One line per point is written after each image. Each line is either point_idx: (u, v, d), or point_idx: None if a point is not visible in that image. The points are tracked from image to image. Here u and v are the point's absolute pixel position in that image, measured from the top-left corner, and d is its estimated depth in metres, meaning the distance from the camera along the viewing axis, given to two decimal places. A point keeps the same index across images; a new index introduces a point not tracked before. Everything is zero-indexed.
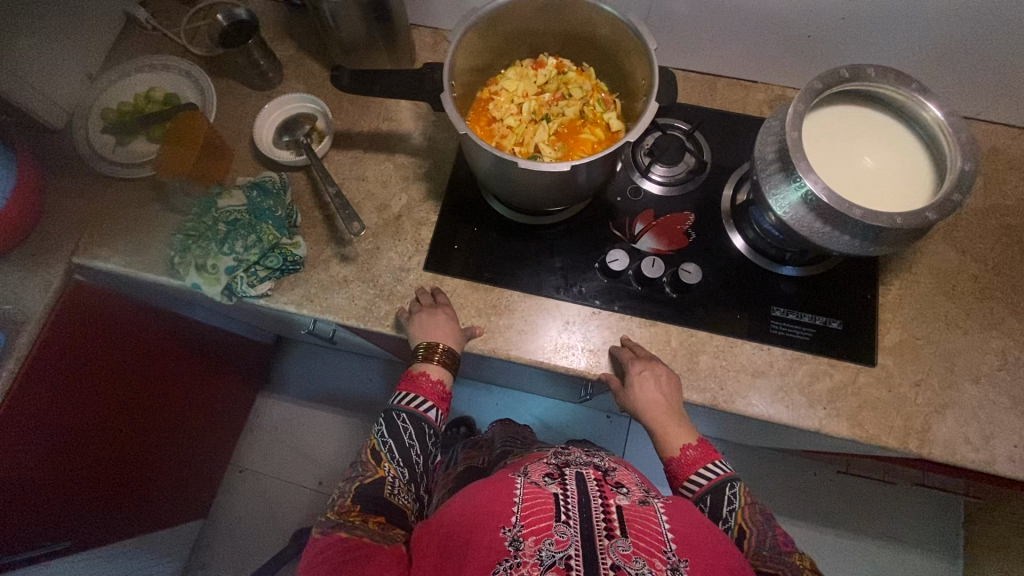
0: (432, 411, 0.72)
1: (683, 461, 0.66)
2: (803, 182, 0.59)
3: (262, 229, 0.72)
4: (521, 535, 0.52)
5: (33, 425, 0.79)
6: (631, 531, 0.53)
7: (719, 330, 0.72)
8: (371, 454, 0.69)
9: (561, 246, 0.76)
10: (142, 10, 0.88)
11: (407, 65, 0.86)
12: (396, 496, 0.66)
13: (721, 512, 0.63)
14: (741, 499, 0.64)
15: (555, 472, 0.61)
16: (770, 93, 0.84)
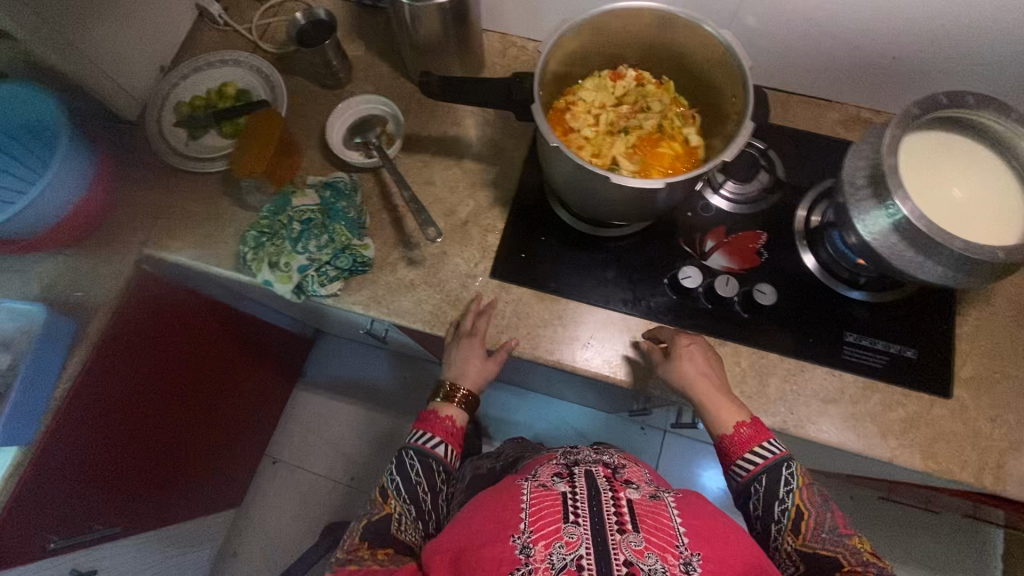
0: (441, 448, 0.72)
1: (737, 440, 0.63)
2: (897, 209, 0.58)
3: (335, 229, 0.73)
4: (530, 540, 0.54)
5: (96, 413, 0.80)
6: (642, 525, 0.56)
7: (790, 353, 0.71)
8: (379, 489, 0.70)
9: (631, 259, 0.76)
10: (216, 6, 0.88)
11: (477, 71, 0.86)
12: (401, 533, 0.67)
13: (776, 495, 0.61)
14: (799, 481, 0.62)
15: (563, 472, 0.65)
16: (844, 113, 0.83)
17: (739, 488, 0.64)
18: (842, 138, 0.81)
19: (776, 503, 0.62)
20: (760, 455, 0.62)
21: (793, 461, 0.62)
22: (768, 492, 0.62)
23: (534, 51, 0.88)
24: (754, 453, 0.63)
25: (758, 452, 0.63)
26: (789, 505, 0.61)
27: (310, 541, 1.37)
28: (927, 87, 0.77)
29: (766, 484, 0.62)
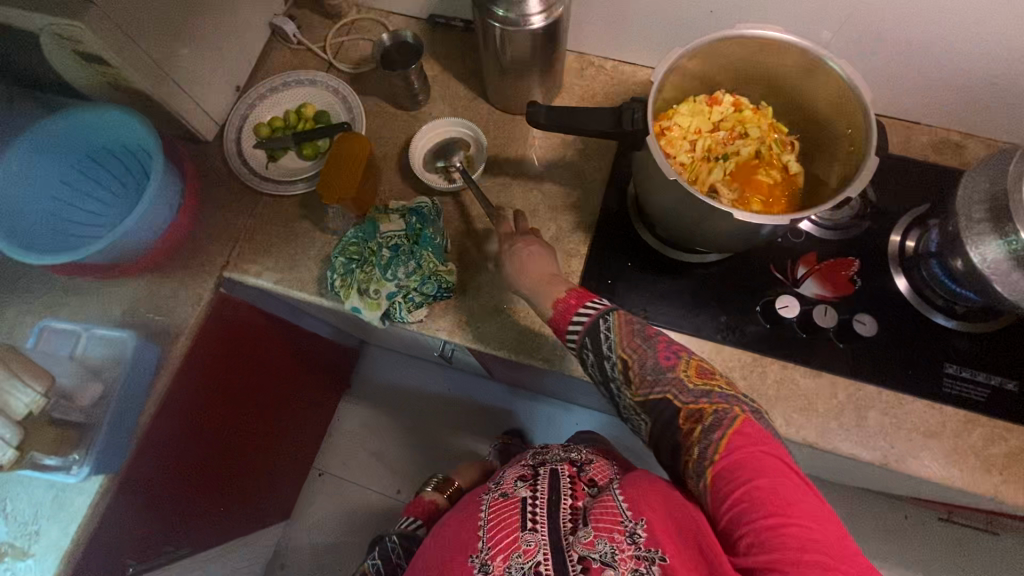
0: (420, 526, 0.92)
1: (565, 311, 0.65)
2: (1017, 239, 0.57)
3: (423, 256, 0.71)
4: (488, 557, 0.62)
5: (172, 438, 0.79)
6: (591, 517, 0.62)
7: (889, 384, 0.69)
8: (362, 569, 0.84)
9: (721, 286, 0.74)
10: (290, 24, 0.87)
11: (556, 91, 0.85)
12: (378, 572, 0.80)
13: (602, 345, 0.63)
14: (615, 322, 0.63)
15: (528, 477, 0.73)
16: (933, 136, 0.81)
17: (662, 369, 0.61)
18: (932, 161, 0.80)
19: (659, 367, 0.61)
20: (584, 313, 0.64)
21: (610, 314, 0.63)
22: (659, 356, 0.62)
23: (611, 70, 0.87)
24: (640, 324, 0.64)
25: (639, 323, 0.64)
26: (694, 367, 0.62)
27: (358, 556, 1.36)
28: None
29: (634, 352, 0.63)
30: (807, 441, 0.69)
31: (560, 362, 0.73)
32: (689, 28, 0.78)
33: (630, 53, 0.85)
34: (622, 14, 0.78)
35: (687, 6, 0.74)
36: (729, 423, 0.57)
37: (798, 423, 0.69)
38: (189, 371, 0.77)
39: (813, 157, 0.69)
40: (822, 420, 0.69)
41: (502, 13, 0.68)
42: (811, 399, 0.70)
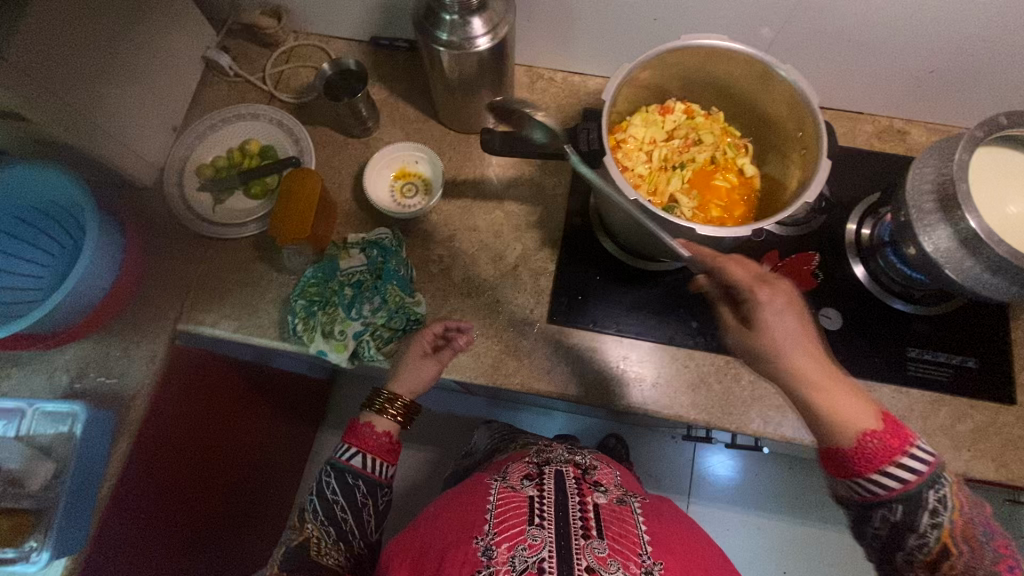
0: (357, 459, 0.69)
1: (863, 454, 0.49)
2: (965, 225, 0.58)
3: (387, 290, 0.69)
4: (494, 543, 0.58)
5: (133, 499, 0.73)
6: (606, 532, 0.60)
7: (858, 374, 0.71)
8: (298, 515, 0.70)
9: (688, 293, 0.75)
10: (224, 57, 0.83)
11: (508, 106, 0.83)
12: (322, 557, 0.67)
13: (927, 499, 0.48)
14: (953, 486, 0.49)
15: (533, 475, 0.69)
16: (877, 125, 0.84)
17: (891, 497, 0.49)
18: (878, 150, 0.82)
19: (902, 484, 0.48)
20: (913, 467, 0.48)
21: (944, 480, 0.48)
22: (913, 509, 0.49)
23: (562, 82, 0.86)
24: (886, 472, 0.49)
25: (897, 468, 0.48)
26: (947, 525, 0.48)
27: None
28: (959, 97, 0.78)
29: (906, 513, 0.49)
30: (787, 438, 0.70)
31: (537, 384, 0.72)
32: (636, 36, 0.78)
33: (580, 63, 0.85)
34: (568, 26, 0.77)
35: (631, 16, 0.74)
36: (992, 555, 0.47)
37: (776, 420, 0.70)
38: (149, 434, 0.73)
39: (768, 159, 0.70)
40: (798, 416, 0.70)
41: (445, 37, 0.66)
42: (786, 396, 0.71)
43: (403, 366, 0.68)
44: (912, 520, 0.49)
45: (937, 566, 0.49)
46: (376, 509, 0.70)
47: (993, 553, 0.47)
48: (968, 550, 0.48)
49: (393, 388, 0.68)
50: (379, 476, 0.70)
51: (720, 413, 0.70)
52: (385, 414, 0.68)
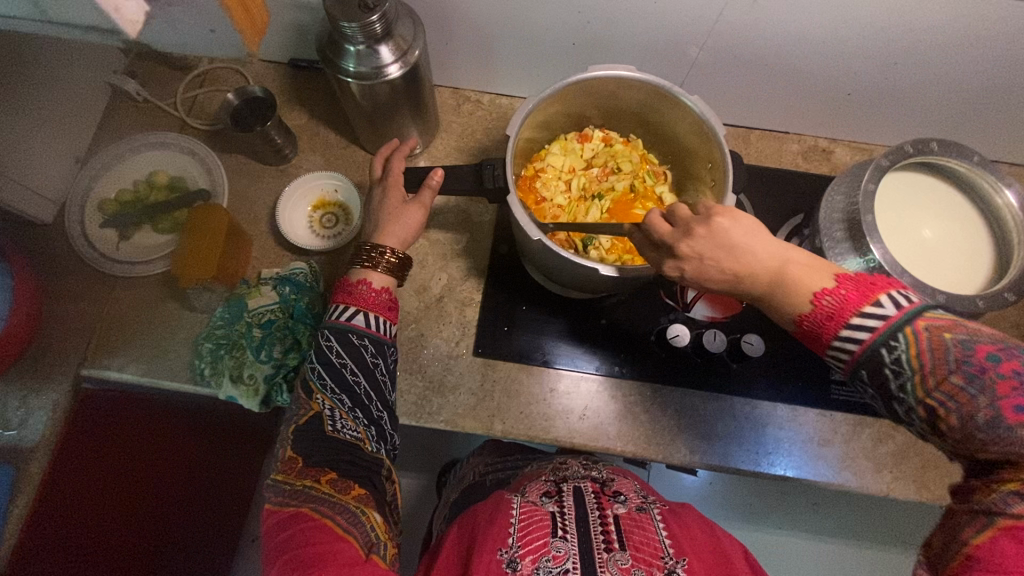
0: (360, 318, 0.57)
1: (823, 314, 0.43)
2: (870, 254, 0.58)
3: (298, 329, 0.67)
4: (518, 555, 0.51)
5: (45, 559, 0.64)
6: (629, 543, 0.53)
7: (783, 399, 0.71)
8: (304, 387, 0.57)
9: (613, 322, 0.74)
10: (132, 82, 0.79)
11: (432, 130, 0.81)
12: (338, 432, 0.55)
13: (882, 360, 0.41)
14: (909, 348, 0.40)
15: (551, 492, 0.62)
16: (803, 144, 0.84)
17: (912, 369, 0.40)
18: (803, 170, 0.82)
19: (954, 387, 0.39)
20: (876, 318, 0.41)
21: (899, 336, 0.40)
22: (875, 370, 0.42)
23: (489, 104, 0.85)
24: (850, 326, 0.42)
25: (853, 330, 0.42)
26: (912, 380, 0.40)
27: None
28: (878, 119, 0.78)
29: (873, 372, 0.42)
30: (711, 466, 0.69)
31: (462, 421, 0.70)
32: (556, 59, 0.76)
33: (505, 85, 0.83)
34: (488, 50, 0.76)
35: (549, 41, 0.73)
36: (1010, 508, 0.37)
37: (702, 449, 0.70)
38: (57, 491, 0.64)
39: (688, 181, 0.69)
40: (724, 444, 0.70)
41: (353, 68, 0.63)
42: (711, 424, 0.71)
43: (383, 217, 0.60)
44: (886, 385, 0.42)
45: (937, 427, 0.40)
46: (388, 370, 0.59)
47: (983, 402, 0.38)
48: (955, 408, 0.39)
49: (376, 238, 0.59)
50: (385, 335, 0.59)
51: (646, 444, 0.70)
52: (374, 267, 0.58)
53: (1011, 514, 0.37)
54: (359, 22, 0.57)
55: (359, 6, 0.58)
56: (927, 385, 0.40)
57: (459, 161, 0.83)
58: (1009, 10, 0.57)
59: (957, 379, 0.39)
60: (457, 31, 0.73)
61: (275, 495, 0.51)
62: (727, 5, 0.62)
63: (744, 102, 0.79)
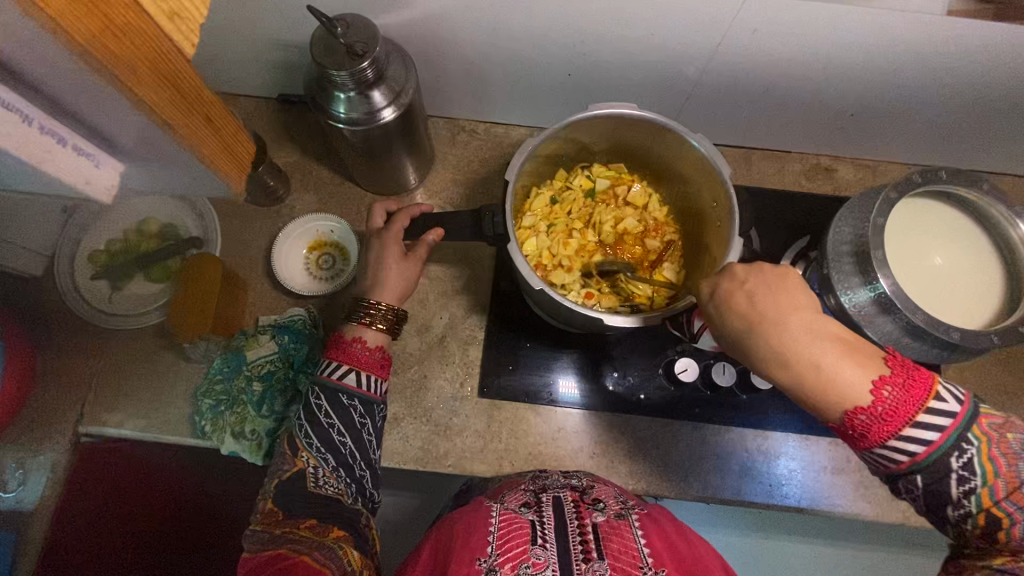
0: (351, 376, 0.56)
1: (883, 411, 0.39)
2: (879, 286, 0.57)
3: (297, 382, 0.67)
4: (497, 563, 0.49)
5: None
6: (608, 551, 0.51)
7: (793, 428, 0.71)
8: (288, 441, 0.55)
9: (619, 356, 0.72)
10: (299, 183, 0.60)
11: (428, 163, 0.79)
12: (320, 487, 0.52)
13: (949, 466, 0.39)
14: (982, 449, 0.38)
15: (530, 500, 0.60)
16: (804, 163, 0.82)
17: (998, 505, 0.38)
18: (806, 190, 0.81)
19: None
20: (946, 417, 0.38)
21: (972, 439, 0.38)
22: (937, 475, 0.39)
23: (484, 134, 0.83)
24: (917, 425, 0.39)
25: (922, 430, 0.39)
26: (981, 490, 0.38)
27: None
28: (882, 140, 0.76)
29: (931, 483, 0.39)
30: (724, 500, 0.69)
31: (471, 465, 0.69)
32: (551, 89, 0.75)
33: (499, 114, 0.82)
34: (481, 81, 0.74)
35: (543, 73, 0.71)
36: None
37: (714, 484, 0.69)
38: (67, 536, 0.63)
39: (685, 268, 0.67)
40: (736, 478, 0.70)
41: (343, 113, 0.61)
42: (722, 458, 0.70)
43: (381, 269, 0.59)
44: (938, 490, 0.39)
45: (991, 536, 0.39)
46: (375, 429, 0.58)
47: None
48: (1022, 520, 0.38)
49: (376, 294, 0.59)
50: (376, 394, 0.57)
51: (657, 479, 0.69)
52: (370, 324, 0.58)
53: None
54: (349, 69, 0.55)
55: (348, 53, 0.56)
56: (999, 495, 0.38)
57: (455, 193, 0.81)
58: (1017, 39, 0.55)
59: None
60: (448, 64, 0.71)
61: (250, 543, 0.48)
62: (725, 37, 0.60)
63: (745, 124, 0.77)
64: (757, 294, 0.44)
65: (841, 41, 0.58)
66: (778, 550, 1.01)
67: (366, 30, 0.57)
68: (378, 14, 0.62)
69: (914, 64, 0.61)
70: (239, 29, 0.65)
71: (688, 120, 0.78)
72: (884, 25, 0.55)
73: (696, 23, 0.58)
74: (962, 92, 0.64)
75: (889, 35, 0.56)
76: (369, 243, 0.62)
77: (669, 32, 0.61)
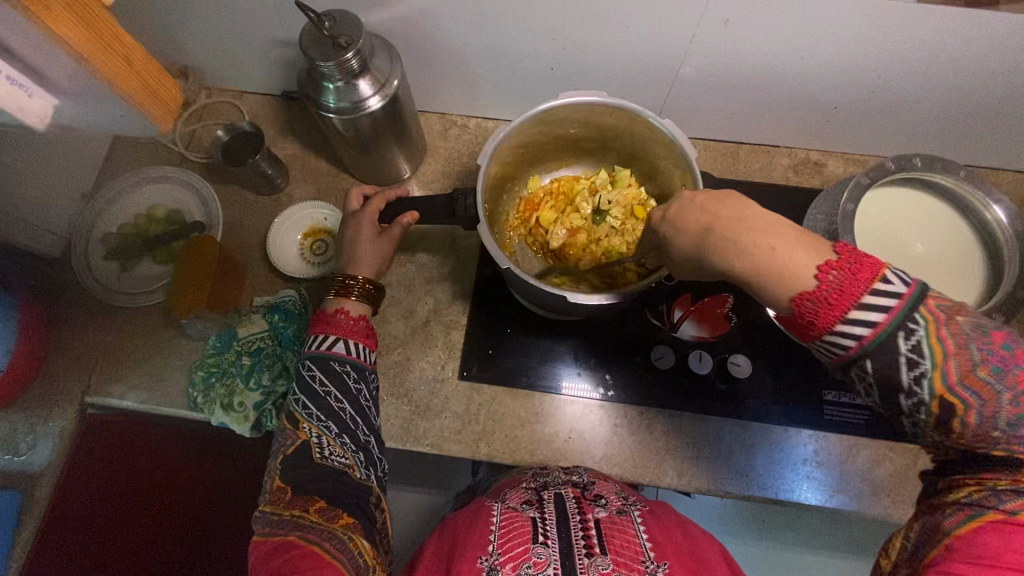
0: (340, 346, 0.59)
1: (830, 293, 0.39)
2: None
3: (286, 357, 0.72)
4: (498, 562, 0.49)
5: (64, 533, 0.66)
6: (610, 546, 0.51)
7: (773, 419, 0.70)
8: (289, 417, 0.57)
9: (598, 343, 0.74)
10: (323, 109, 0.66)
11: (420, 156, 0.83)
12: (326, 459, 0.54)
13: (898, 351, 0.38)
14: (929, 329, 0.38)
15: (533, 499, 0.59)
16: (794, 157, 0.82)
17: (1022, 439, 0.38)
18: (794, 184, 0.81)
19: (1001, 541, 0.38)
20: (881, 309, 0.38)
21: (919, 319, 0.38)
22: (890, 370, 0.39)
23: (475, 128, 0.86)
24: (860, 305, 0.38)
25: (864, 310, 0.38)
26: (931, 374, 0.38)
27: None
28: (867, 133, 0.76)
29: (879, 367, 0.39)
30: (701, 489, 0.69)
31: (448, 445, 0.70)
32: (537, 83, 0.77)
33: (490, 109, 0.84)
34: (470, 77, 0.77)
35: (528, 69, 0.74)
36: (1002, 504, 0.38)
37: (690, 473, 0.69)
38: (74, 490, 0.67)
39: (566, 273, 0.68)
40: (714, 468, 0.69)
41: (334, 103, 0.65)
42: (699, 448, 0.70)
43: (356, 247, 0.63)
44: (888, 375, 0.39)
45: (945, 424, 0.39)
46: (371, 395, 0.60)
47: (1008, 397, 0.37)
48: (976, 403, 0.38)
49: (353, 270, 0.62)
50: (367, 361, 0.60)
51: (631, 466, 0.70)
52: (350, 295, 0.61)
53: (1002, 511, 0.38)
54: (335, 60, 0.59)
55: (333, 44, 0.59)
56: (951, 378, 0.38)
57: (447, 185, 0.84)
58: (987, 27, 0.55)
59: (984, 374, 0.37)
60: (436, 60, 0.74)
61: (260, 526, 0.49)
62: (700, 28, 0.61)
63: (730, 118, 0.78)
64: (691, 206, 0.45)
65: (815, 34, 0.60)
66: (777, 552, 0.99)
67: (352, 24, 0.60)
68: (367, 11, 0.66)
69: (888, 56, 0.61)
70: (241, 28, 0.70)
71: (675, 114, 0.79)
72: (860, 13, 0.56)
73: (666, 13, 0.60)
74: (944, 83, 0.64)
75: (857, 26, 0.57)
76: (347, 224, 0.65)
77: (643, 26, 0.62)
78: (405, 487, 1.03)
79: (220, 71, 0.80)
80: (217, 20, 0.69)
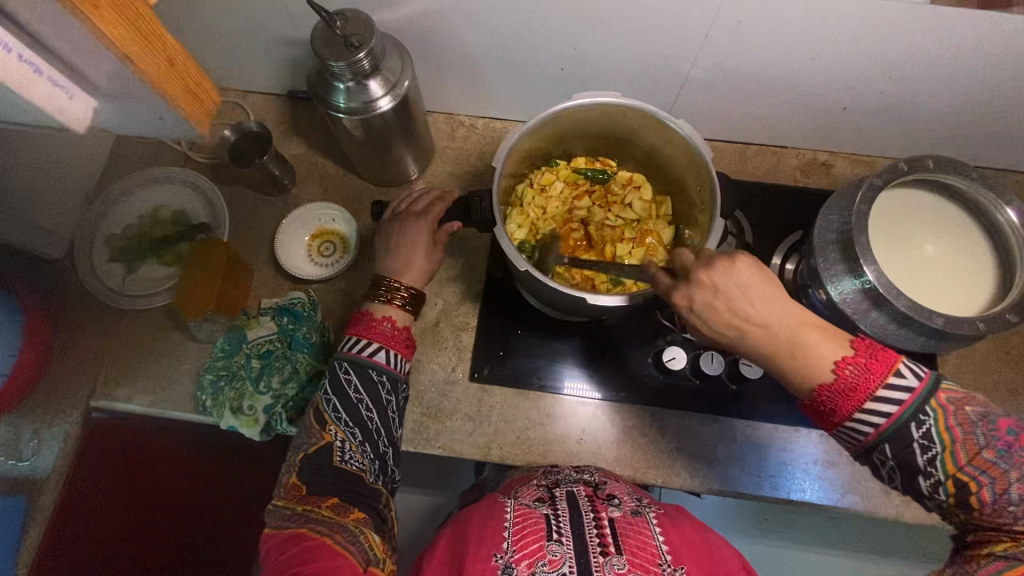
0: (382, 356, 0.58)
1: (845, 386, 0.45)
2: (864, 275, 0.57)
3: (297, 360, 0.71)
4: (513, 560, 0.49)
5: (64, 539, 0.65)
6: (626, 546, 0.51)
7: (784, 420, 0.71)
8: (317, 415, 0.56)
9: (609, 344, 0.74)
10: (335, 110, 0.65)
11: (428, 157, 0.82)
12: (346, 462, 0.53)
13: (911, 435, 0.44)
14: (938, 420, 0.44)
15: (544, 495, 0.59)
16: (802, 158, 0.83)
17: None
18: (802, 185, 0.81)
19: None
20: (894, 403, 0.44)
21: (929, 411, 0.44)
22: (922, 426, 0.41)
23: (483, 128, 0.86)
24: (876, 398, 0.45)
25: (880, 403, 0.44)
26: (943, 455, 0.43)
27: None
28: (873, 134, 0.76)
29: (898, 451, 0.45)
30: (713, 490, 0.69)
31: (459, 447, 0.70)
32: (546, 84, 0.77)
33: (498, 109, 0.84)
34: (479, 77, 0.77)
35: (537, 69, 0.74)
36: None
37: (702, 473, 0.69)
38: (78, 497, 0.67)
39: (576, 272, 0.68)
40: (724, 468, 0.70)
41: (344, 103, 0.64)
42: (710, 448, 0.70)
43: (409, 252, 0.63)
44: (907, 457, 0.44)
45: (965, 502, 0.44)
46: (399, 406, 0.59)
47: (1014, 474, 0.42)
48: (988, 481, 0.43)
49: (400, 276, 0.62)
50: (401, 372, 0.60)
51: (642, 467, 0.70)
52: (395, 303, 0.61)
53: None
54: (346, 60, 0.58)
55: (345, 45, 0.59)
56: (961, 461, 0.43)
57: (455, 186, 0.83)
58: (997, 29, 0.55)
59: (991, 455, 0.43)
60: (445, 60, 0.74)
61: (273, 519, 0.49)
62: (712, 29, 0.61)
63: (738, 119, 0.78)
64: (737, 300, 0.46)
65: (830, 36, 0.60)
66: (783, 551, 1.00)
67: (363, 24, 0.59)
68: (377, 11, 0.65)
69: (897, 58, 0.61)
70: (247, 28, 0.69)
71: (683, 115, 0.79)
72: (873, 16, 0.56)
73: (679, 14, 0.60)
74: (952, 84, 0.64)
75: (868, 28, 0.58)
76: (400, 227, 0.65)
77: (655, 27, 0.62)
78: (412, 489, 1.02)
79: (226, 72, 0.80)
80: (223, 19, 0.68)
